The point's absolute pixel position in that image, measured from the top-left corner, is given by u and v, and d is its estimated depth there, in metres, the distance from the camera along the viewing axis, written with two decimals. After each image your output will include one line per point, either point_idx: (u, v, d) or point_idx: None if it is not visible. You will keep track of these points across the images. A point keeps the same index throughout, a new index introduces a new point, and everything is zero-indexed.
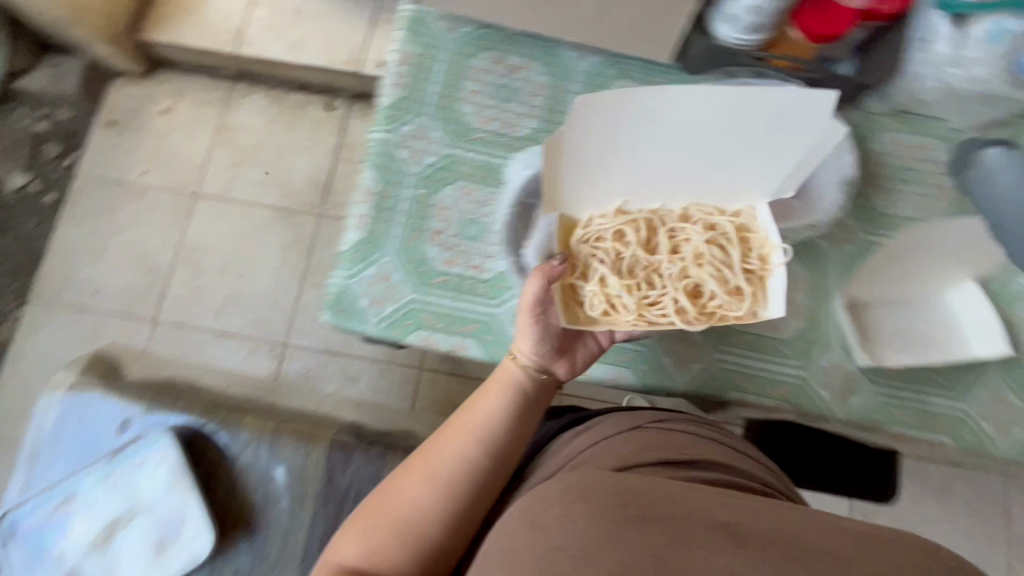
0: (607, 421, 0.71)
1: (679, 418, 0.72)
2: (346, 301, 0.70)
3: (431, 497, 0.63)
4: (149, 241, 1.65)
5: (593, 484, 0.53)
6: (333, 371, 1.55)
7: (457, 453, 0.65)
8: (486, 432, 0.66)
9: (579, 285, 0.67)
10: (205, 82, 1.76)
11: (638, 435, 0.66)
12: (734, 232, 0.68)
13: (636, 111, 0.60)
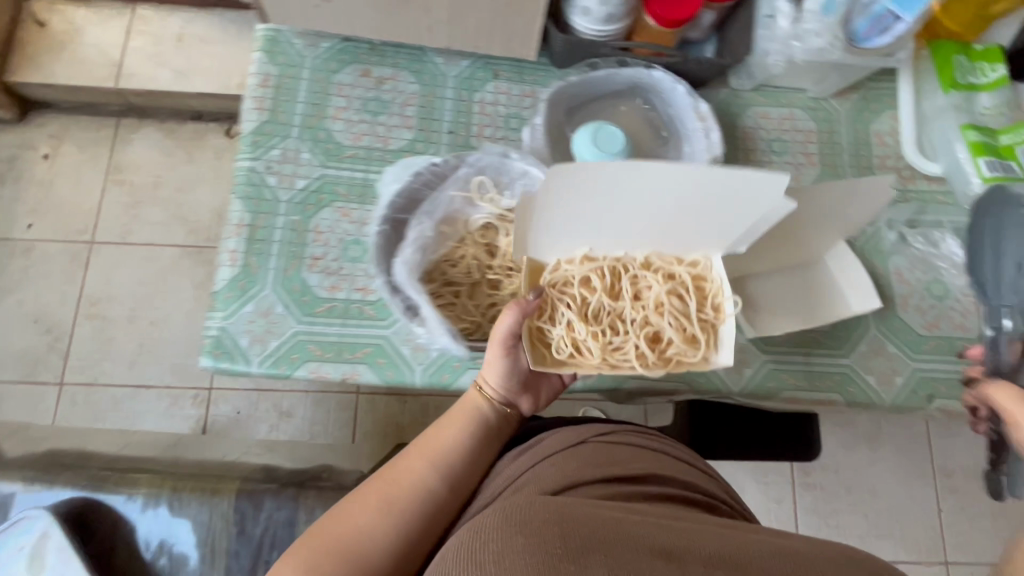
0: (554, 434, 0.62)
1: (625, 430, 0.64)
2: (226, 343, 0.66)
3: (385, 525, 0.55)
4: (44, 298, 1.52)
5: (531, 515, 0.43)
6: (265, 409, 1.47)
7: (416, 478, 0.58)
8: (448, 458, 0.60)
9: (546, 328, 0.64)
10: (87, 120, 1.64)
11: (583, 451, 0.58)
12: (692, 281, 0.66)
13: (603, 181, 0.55)
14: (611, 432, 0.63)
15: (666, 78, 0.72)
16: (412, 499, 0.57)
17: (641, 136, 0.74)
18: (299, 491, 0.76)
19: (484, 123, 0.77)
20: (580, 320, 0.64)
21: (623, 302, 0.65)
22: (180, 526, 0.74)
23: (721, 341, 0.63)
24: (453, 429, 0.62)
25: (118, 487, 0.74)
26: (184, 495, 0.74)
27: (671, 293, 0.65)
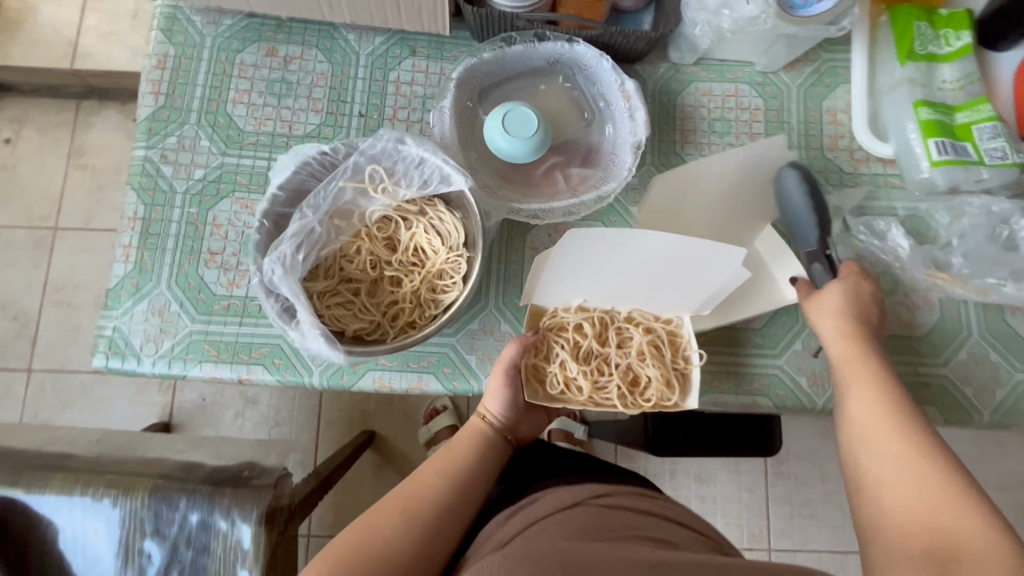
0: (551, 494, 0.61)
1: (623, 492, 0.62)
2: (119, 342, 0.64)
3: (399, 533, 0.51)
4: (11, 285, 1.52)
5: (534, 555, 0.46)
6: (230, 395, 1.46)
7: (429, 491, 0.55)
8: (460, 473, 0.57)
9: (541, 365, 0.63)
10: (46, 103, 1.60)
11: (576, 514, 0.56)
12: (666, 334, 0.63)
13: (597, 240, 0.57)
14: (608, 494, 0.60)
15: (589, 52, 0.66)
16: (427, 510, 0.54)
17: (564, 117, 0.68)
18: (214, 490, 0.74)
19: (398, 104, 0.71)
20: (572, 360, 0.62)
21: (610, 347, 0.64)
22: (95, 524, 0.73)
23: (691, 386, 0.62)
24: (464, 447, 0.60)
25: (30, 486, 0.73)
26: (97, 493, 0.73)
27: (651, 343, 0.63)
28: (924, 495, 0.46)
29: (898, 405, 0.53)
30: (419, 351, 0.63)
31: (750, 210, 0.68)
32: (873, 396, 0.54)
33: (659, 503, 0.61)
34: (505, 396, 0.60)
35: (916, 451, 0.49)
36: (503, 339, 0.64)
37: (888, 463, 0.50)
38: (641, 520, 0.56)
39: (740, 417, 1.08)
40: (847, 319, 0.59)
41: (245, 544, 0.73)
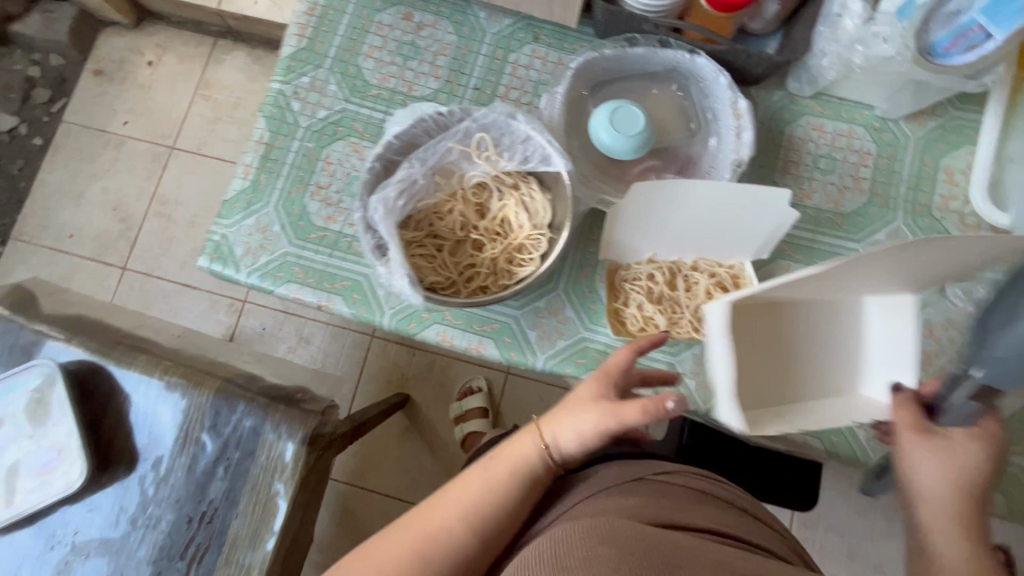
0: (612, 468, 0.62)
1: (687, 472, 0.63)
2: (223, 249, 0.70)
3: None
4: (125, 189, 1.69)
5: (612, 532, 0.45)
6: (287, 331, 1.56)
7: (447, 541, 0.56)
8: (487, 524, 0.56)
9: (621, 310, 0.65)
10: (189, 36, 1.77)
11: (644, 488, 0.57)
12: (729, 279, 0.66)
13: (672, 195, 0.60)
14: (671, 472, 0.62)
15: (709, 66, 0.67)
16: (433, 545, 0.55)
17: (670, 124, 0.69)
18: (270, 403, 0.80)
19: (512, 85, 0.75)
20: (648, 303, 0.65)
21: (678, 292, 0.66)
22: (164, 407, 0.80)
23: None
24: (503, 479, 0.57)
25: (116, 360, 0.81)
26: (172, 381, 0.80)
27: (716, 286, 0.66)
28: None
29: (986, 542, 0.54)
30: (484, 316, 0.66)
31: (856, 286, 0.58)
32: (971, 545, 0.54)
33: (717, 482, 0.64)
34: (580, 437, 0.57)
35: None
36: (565, 321, 0.66)
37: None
38: (707, 506, 0.57)
39: (776, 467, 1.04)
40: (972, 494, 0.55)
41: (287, 458, 0.78)
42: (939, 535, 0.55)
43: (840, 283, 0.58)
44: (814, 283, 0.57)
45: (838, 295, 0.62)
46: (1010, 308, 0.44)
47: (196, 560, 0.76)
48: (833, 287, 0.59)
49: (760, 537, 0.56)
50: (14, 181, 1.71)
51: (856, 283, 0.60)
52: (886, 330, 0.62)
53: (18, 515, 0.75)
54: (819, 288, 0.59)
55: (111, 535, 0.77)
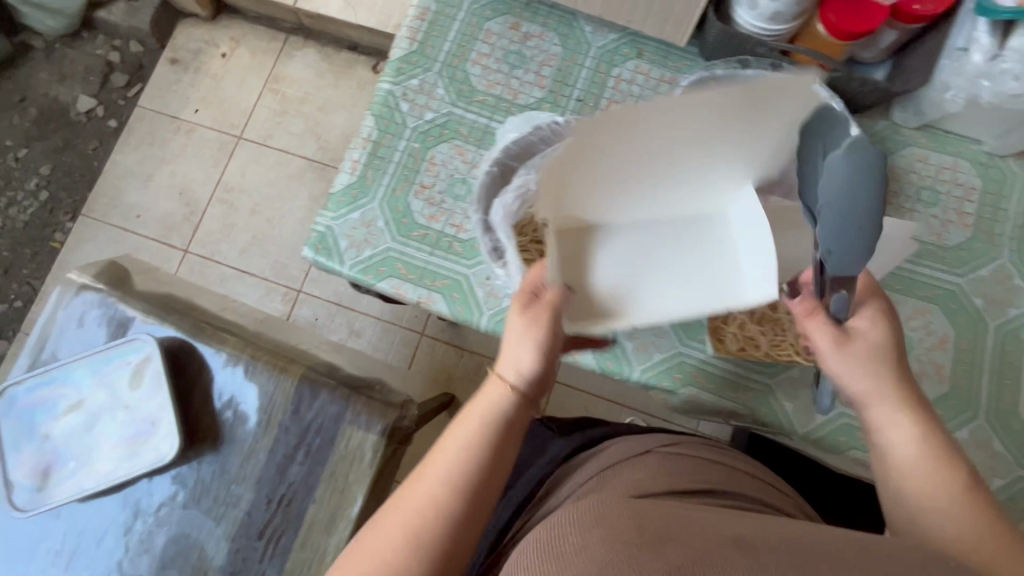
0: (622, 443, 0.69)
1: (690, 442, 0.71)
2: (328, 240, 0.73)
3: (419, 563, 0.48)
4: (191, 175, 1.74)
5: (603, 514, 0.47)
6: (339, 323, 1.59)
7: (437, 511, 0.50)
8: (475, 474, 0.51)
9: (721, 327, 0.65)
10: (263, 31, 1.82)
11: (651, 460, 0.64)
12: None
13: (659, 144, 0.51)
14: (675, 444, 0.69)
15: (820, 92, 0.67)
16: (425, 526, 0.49)
17: None
18: (351, 393, 0.82)
19: (614, 98, 0.77)
20: (750, 322, 0.64)
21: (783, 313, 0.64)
22: (249, 389, 0.82)
23: None
24: (474, 430, 0.53)
25: (207, 340, 0.84)
26: (259, 364, 0.83)
27: None
28: (981, 534, 0.47)
29: (931, 422, 0.52)
30: None
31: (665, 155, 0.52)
32: (920, 434, 0.52)
33: (721, 453, 0.71)
34: (529, 347, 0.54)
35: (950, 473, 0.50)
36: (662, 335, 0.67)
37: (941, 497, 0.49)
38: (709, 474, 0.64)
39: None
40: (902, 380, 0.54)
41: (366, 448, 0.80)
42: (887, 430, 0.53)
43: (678, 139, 0.51)
44: (649, 155, 0.52)
45: (630, 184, 0.57)
46: (807, 174, 0.53)
47: (273, 541, 0.78)
48: (605, 179, 0.55)
49: (764, 500, 0.63)
50: (87, 159, 1.78)
51: (671, 161, 0.54)
52: (706, 214, 0.65)
53: (112, 482, 0.78)
54: (599, 183, 0.55)
55: (193, 510, 0.79)
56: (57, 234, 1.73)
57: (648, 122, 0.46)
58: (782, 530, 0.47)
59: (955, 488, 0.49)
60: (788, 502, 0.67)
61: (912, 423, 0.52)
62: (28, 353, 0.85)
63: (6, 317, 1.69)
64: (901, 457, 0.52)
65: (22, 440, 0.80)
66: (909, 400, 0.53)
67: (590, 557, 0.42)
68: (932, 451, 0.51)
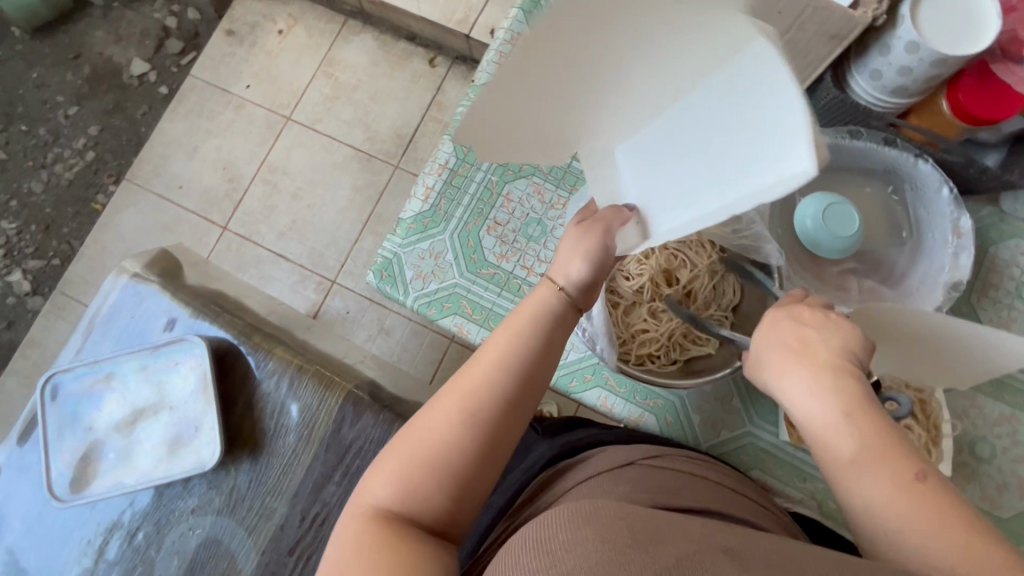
0: (603, 455, 0.57)
1: (674, 455, 0.57)
2: (393, 268, 0.70)
3: (470, 441, 0.47)
4: (236, 151, 1.73)
5: (592, 508, 0.40)
6: (371, 318, 1.58)
7: (493, 393, 0.48)
8: (526, 361, 0.50)
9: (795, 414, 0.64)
10: (322, 11, 1.78)
11: (632, 471, 0.52)
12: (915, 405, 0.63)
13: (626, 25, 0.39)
14: (660, 456, 0.56)
15: (934, 174, 0.63)
16: (483, 406, 0.48)
17: (875, 229, 0.67)
18: (394, 419, 0.80)
19: None
20: None
21: None
22: (292, 403, 0.81)
23: (944, 454, 0.61)
24: (524, 327, 0.52)
25: (255, 347, 0.82)
26: (304, 378, 0.81)
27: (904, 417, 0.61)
28: (901, 495, 0.40)
29: (847, 367, 0.46)
30: (649, 390, 0.68)
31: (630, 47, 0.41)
32: (824, 376, 0.46)
33: (707, 467, 0.57)
34: (579, 255, 0.53)
35: (865, 420, 0.43)
36: (731, 412, 0.67)
37: (852, 447, 0.43)
38: (697, 491, 0.51)
39: None
40: (797, 328, 0.50)
41: None
42: (795, 398, 0.47)
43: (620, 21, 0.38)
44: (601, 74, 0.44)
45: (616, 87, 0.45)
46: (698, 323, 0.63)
47: (302, 560, 0.77)
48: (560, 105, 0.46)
49: (756, 521, 0.50)
50: (135, 124, 1.77)
51: (639, 58, 0.43)
52: (746, 78, 0.38)
53: (149, 481, 0.79)
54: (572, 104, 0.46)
55: (226, 518, 0.78)
56: (100, 196, 1.73)
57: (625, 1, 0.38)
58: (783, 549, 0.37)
59: (873, 436, 0.43)
60: (778, 517, 0.54)
61: (821, 379, 0.46)
62: (76, 340, 0.86)
63: (44, 274, 1.70)
64: (808, 413, 0.46)
65: (66, 429, 0.81)
66: (803, 346, 0.49)
67: (579, 565, 0.35)
68: (846, 397, 0.45)
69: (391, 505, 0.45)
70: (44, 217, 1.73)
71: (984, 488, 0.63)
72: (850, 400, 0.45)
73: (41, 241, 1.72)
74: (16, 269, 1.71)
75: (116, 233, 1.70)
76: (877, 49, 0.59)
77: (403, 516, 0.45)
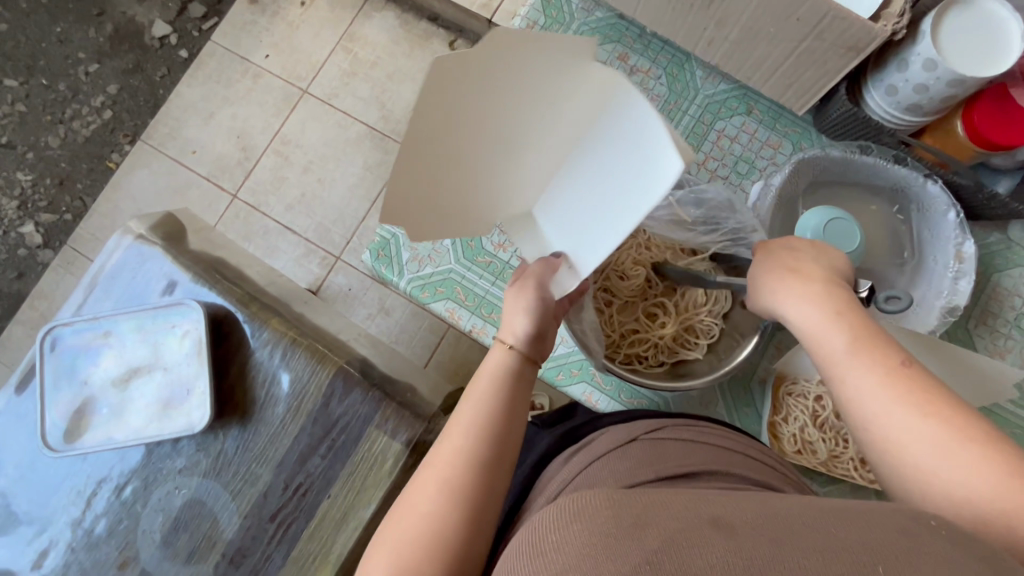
0: (603, 435, 0.59)
1: (675, 426, 0.59)
2: (390, 248, 0.71)
3: (460, 505, 0.52)
4: (251, 120, 1.73)
5: (584, 498, 0.40)
6: (372, 297, 1.59)
7: (467, 456, 0.53)
8: (494, 420, 0.55)
9: (779, 425, 0.66)
10: None
11: (632, 451, 0.54)
12: None
13: (500, 100, 0.49)
14: (661, 427, 0.58)
15: (941, 197, 0.62)
16: (460, 473, 0.53)
17: (877, 247, 0.66)
18: (382, 397, 0.81)
19: (712, 154, 0.73)
20: (812, 425, 0.64)
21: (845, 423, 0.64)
22: (283, 373, 0.82)
23: None
24: (488, 390, 0.57)
25: (252, 316, 0.83)
26: (297, 350, 0.82)
27: None
28: (891, 396, 0.43)
29: (835, 280, 0.49)
30: (633, 389, 0.70)
31: (507, 116, 0.51)
32: (816, 288, 0.49)
33: (717, 435, 0.59)
34: (522, 314, 0.58)
35: (853, 320, 0.46)
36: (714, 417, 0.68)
37: (844, 343, 0.46)
38: (696, 457, 0.53)
39: None
40: (790, 252, 0.53)
41: (388, 455, 0.79)
42: (794, 308, 0.50)
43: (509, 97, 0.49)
44: (494, 142, 0.53)
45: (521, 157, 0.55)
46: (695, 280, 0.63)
47: (283, 526, 0.79)
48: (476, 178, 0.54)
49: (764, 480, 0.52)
50: (154, 85, 1.78)
51: (521, 123, 0.52)
52: (618, 111, 0.49)
53: (138, 438, 0.80)
54: (494, 173, 0.55)
55: (212, 480, 0.80)
56: (115, 154, 1.75)
57: (490, 85, 0.47)
58: (775, 511, 0.39)
59: (862, 330, 0.46)
60: (789, 477, 0.56)
61: (822, 291, 0.49)
62: (78, 295, 0.87)
63: (55, 227, 1.72)
64: (803, 318, 0.48)
65: (63, 380, 0.83)
66: (800, 266, 0.51)
67: (566, 565, 0.35)
68: (833, 302, 0.48)
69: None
70: (58, 172, 1.75)
71: None
72: (849, 309, 0.47)
73: (54, 196, 1.74)
74: (27, 222, 1.73)
75: (129, 193, 1.72)
76: (894, 64, 0.59)
77: None
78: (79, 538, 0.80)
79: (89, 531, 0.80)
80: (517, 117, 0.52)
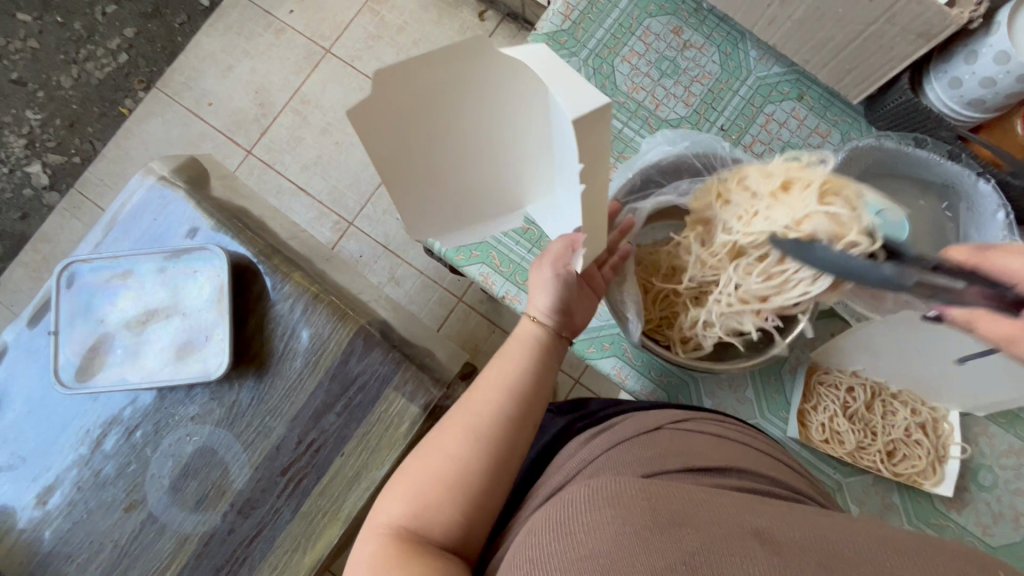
0: (628, 418, 0.58)
1: (701, 418, 0.59)
2: None
3: (480, 460, 0.52)
4: (270, 76, 1.69)
5: (617, 489, 0.40)
6: (383, 266, 1.57)
7: (495, 416, 0.54)
8: (524, 384, 0.57)
9: (807, 414, 0.67)
10: None
11: (657, 437, 0.54)
12: (924, 421, 0.65)
13: (433, 104, 0.47)
14: (686, 420, 0.58)
15: (993, 197, 0.60)
16: (484, 431, 0.54)
17: (921, 242, 0.65)
18: (403, 359, 0.80)
19: (759, 137, 0.72)
20: (841, 415, 0.66)
21: (873, 415, 0.66)
22: (303, 329, 0.80)
23: (947, 474, 0.64)
24: (516, 359, 0.58)
25: (274, 268, 0.81)
26: (318, 307, 0.80)
27: (910, 430, 0.65)
28: None
29: None
30: (663, 367, 0.70)
31: (452, 110, 0.48)
32: None
33: (738, 428, 0.59)
34: (543, 290, 0.58)
35: None
36: (742, 400, 0.69)
37: None
38: (724, 450, 0.53)
39: None
40: None
41: (407, 418, 0.79)
42: None
43: (418, 105, 0.46)
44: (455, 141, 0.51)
45: (498, 93, 0.47)
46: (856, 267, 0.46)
47: (294, 481, 0.78)
48: (480, 149, 0.53)
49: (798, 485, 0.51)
50: (172, 33, 1.73)
51: (474, 115, 0.49)
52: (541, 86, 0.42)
53: (153, 381, 0.80)
54: (473, 160, 0.54)
55: (224, 430, 0.79)
56: (128, 100, 1.71)
57: (412, 96, 0.45)
58: (810, 529, 0.39)
59: None
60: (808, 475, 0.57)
61: None
62: (96, 233, 0.85)
63: (63, 169, 1.69)
64: None
65: (78, 318, 0.82)
66: None
67: (598, 550, 0.36)
68: None
69: (404, 530, 0.50)
70: (69, 113, 1.70)
71: (975, 510, 0.64)
72: None
73: (64, 137, 1.70)
74: (35, 161, 1.69)
75: (142, 140, 1.69)
76: (963, 56, 0.59)
77: (419, 540, 0.49)
78: (86, 477, 0.79)
79: (97, 471, 0.79)
80: (465, 108, 0.48)
